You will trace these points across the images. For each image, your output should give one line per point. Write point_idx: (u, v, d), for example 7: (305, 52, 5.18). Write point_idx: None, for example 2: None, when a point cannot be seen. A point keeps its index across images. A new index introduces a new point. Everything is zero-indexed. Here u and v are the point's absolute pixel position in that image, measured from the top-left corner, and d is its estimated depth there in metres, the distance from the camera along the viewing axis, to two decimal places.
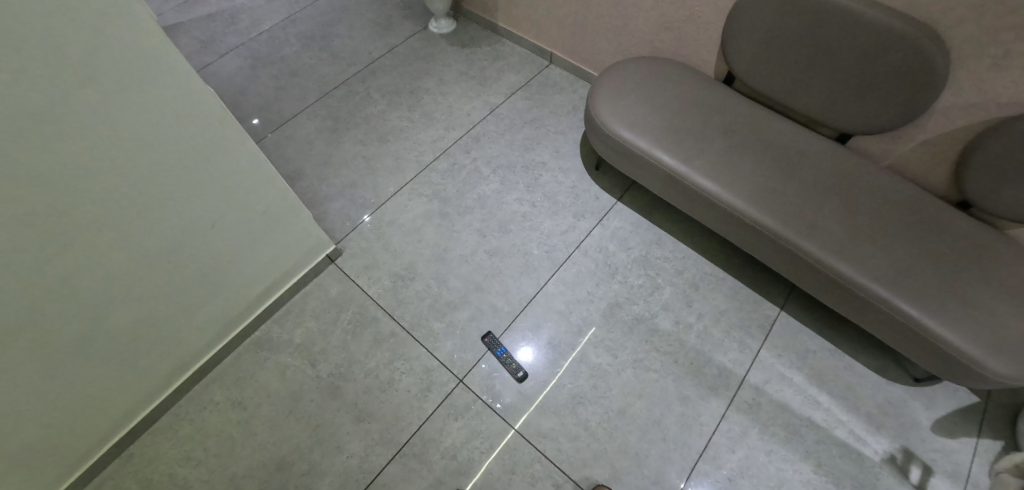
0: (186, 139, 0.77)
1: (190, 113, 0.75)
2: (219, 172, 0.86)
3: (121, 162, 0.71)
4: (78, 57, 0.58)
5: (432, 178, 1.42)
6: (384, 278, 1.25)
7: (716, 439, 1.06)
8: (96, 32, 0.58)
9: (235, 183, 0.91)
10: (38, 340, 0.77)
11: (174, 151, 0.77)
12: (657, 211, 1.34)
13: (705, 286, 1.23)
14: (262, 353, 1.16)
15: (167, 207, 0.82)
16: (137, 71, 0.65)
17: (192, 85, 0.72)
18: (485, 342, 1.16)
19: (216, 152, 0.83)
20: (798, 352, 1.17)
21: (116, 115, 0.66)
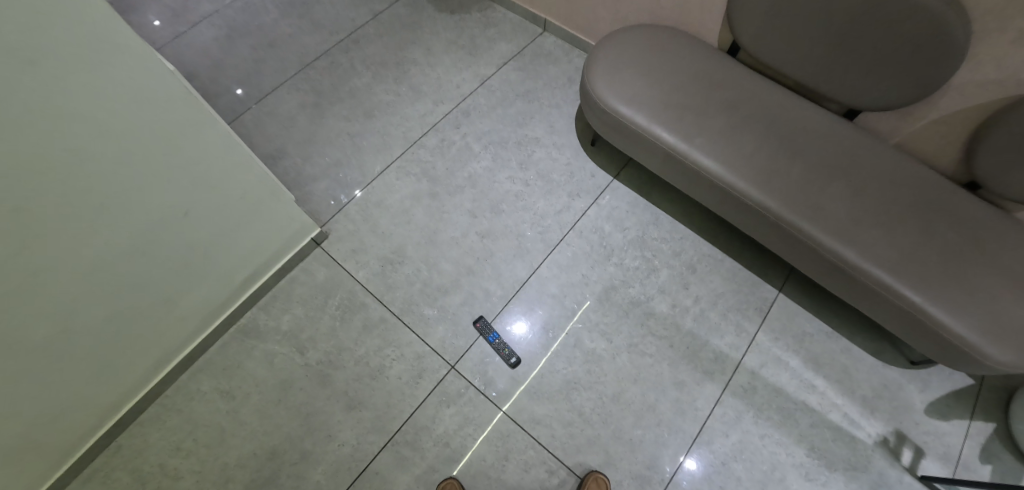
0: (148, 125, 0.71)
1: (150, 97, 0.69)
2: (188, 159, 0.81)
3: (78, 155, 0.65)
4: (15, 42, 0.52)
5: (420, 155, 1.36)
6: (372, 262, 1.21)
7: (711, 424, 1.05)
8: (31, 14, 0.51)
9: (206, 168, 0.85)
10: (10, 343, 0.74)
11: (136, 139, 0.71)
12: (654, 189, 1.29)
13: (702, 268, 1.20)
14: (249, 341, 1.14)
15: (135, 198, 0.77)
16: (85, 55, 0.58)
17: (149, 66, 0.66)
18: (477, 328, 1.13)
19: (183, 137, 0.77)
20: (795, 336, 1.15)
21: (67, 105, 0.60)
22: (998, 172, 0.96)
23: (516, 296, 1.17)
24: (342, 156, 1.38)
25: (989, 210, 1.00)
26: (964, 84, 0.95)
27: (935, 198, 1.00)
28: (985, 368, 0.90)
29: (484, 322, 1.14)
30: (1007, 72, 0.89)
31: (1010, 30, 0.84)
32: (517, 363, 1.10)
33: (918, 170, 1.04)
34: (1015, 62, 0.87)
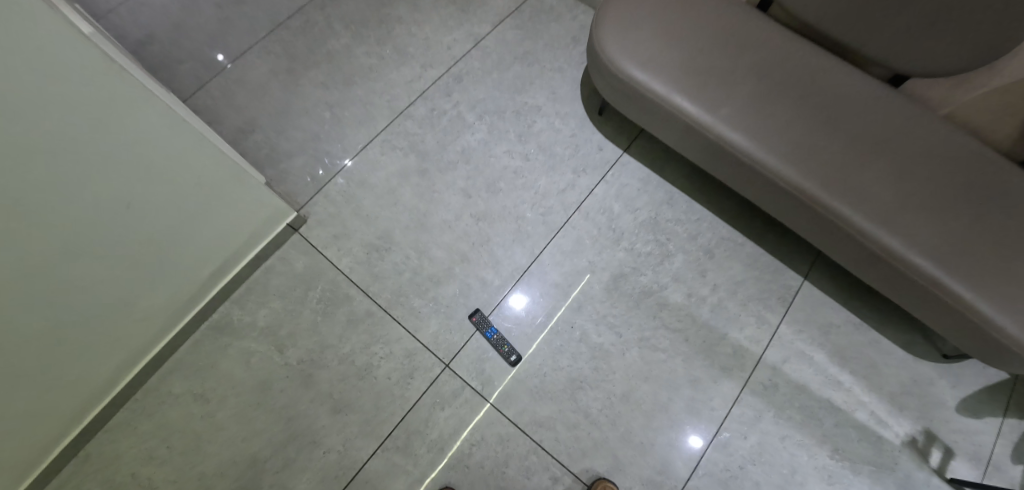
0: (61, 104, 0.58)
1: (58, 70, 0.55)
2: (123, 141, 0.68)
3: None
4: None
5: (407, 127, 1.21)
6: (356, 249, 1.09)
7: (728, 425, 0.97)
8: None
9: (147, 151, 0.72)
10: None
11: (48, 122, 0.58)
12: (669, 164, 1.16)
13: (721, 253, 1.09)
14: (223, 339, 1.04)
15: (60, 191, 0.65)
16: None
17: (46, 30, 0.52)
18: (473, 322, 1.03)
19: (112, 118, 0.64)
20: (820, 327, 1.06)
21: None
22: None
23: (515, 284, 1.06)
24: (322, 129, 1.23)
25: None
26: None
27: (993, 178, 0.88)
28: None
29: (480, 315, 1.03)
30: None
31: None
32: (517, 361, 1.00)
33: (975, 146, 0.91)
34: None
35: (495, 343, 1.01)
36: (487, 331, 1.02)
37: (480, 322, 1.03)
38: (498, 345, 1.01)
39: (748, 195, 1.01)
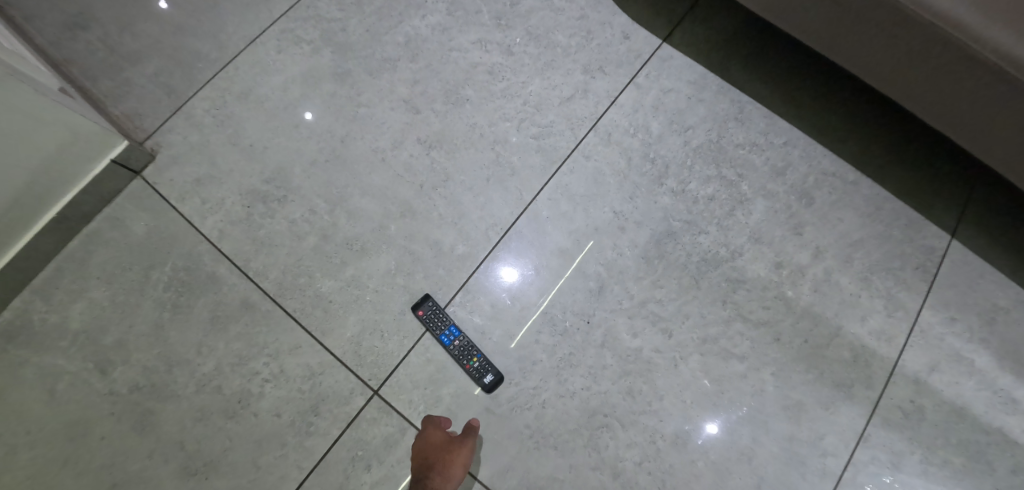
0: None
1: None
2: None
3: None
4: None
5: (319, 7, 0.75)
6: (229, 200, 0.66)
7: (849, 480, 0.58)
8: None
9: None
10: None
11: None
12: (736, 59, 0.71)
13: (824, 197, 0.67)
14: (11, 353, 0.63)
15: None
16: None
17: None
18: (419, 318, 0.60)
19: None
20: (981, 314, 0.65)
21: None
22: None
23: (490, 253, 0.62)
24: (181, 15, 0.78)
25: None
26: None
27: None
28: None
29: (431, 305, 0.60)
30: None
31: None
32: (494, 383, 0.58)
33: None
34: None
35: (455, 353, 0.58)
36: (443, 333, 0.59)
37: (431, 317, 0.59)
38: (461, 357, 0.58)
39: (889, 88, 0.56)
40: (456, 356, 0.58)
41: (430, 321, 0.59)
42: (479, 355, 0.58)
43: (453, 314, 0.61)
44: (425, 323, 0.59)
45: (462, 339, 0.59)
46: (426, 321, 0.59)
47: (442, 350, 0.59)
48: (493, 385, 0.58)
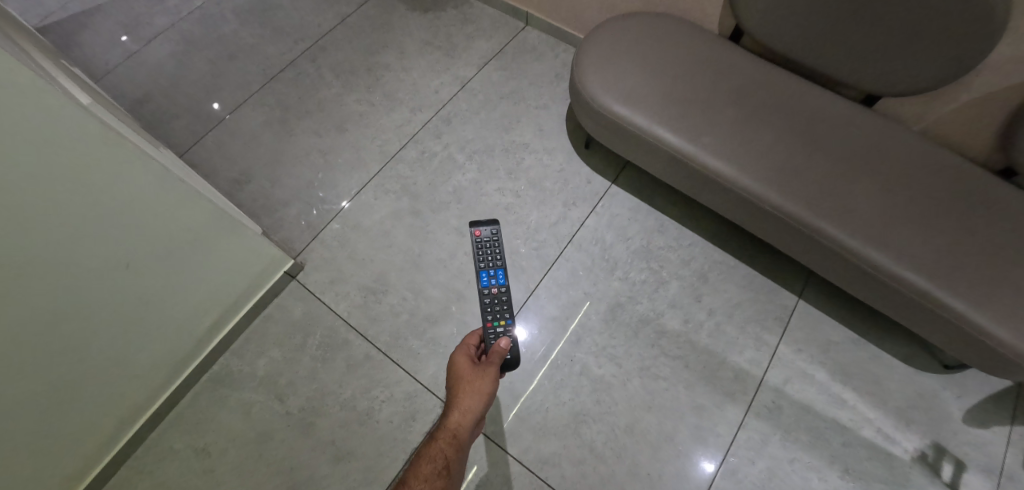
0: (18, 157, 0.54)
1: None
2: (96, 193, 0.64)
3: None
4: None
5: (400, 170, 1.24)
6: (353, 292, 1.10)
7: (735, 451, 0.96)
8: None
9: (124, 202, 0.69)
10: None
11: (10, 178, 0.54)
12: (657, 192, 1.18)
13: (715, 277, 1.10)
14: (223, 391, 1.02)
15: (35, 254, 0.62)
16: None
17: None
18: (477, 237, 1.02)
19: (79, 167, 0.61)
20: (819, 346, 1.05)
21: None
22: None
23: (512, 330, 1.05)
24: (277, 139, 1.31)
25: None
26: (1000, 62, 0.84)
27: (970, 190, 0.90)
28: None
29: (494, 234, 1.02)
30: None
31: None
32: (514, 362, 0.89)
33: (949, 161, 0.94)
34: None
35: (487, 304, 0.94)
36: (488, 266, 0.99)
37: (488, 245, 1.01)
38: (493, 315, 0.92)
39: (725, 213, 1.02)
40: (487, 307, 0.93)
41: (486, 250, 1.01)
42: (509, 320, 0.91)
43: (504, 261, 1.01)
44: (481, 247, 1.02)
45: (500, 289, 0.96)
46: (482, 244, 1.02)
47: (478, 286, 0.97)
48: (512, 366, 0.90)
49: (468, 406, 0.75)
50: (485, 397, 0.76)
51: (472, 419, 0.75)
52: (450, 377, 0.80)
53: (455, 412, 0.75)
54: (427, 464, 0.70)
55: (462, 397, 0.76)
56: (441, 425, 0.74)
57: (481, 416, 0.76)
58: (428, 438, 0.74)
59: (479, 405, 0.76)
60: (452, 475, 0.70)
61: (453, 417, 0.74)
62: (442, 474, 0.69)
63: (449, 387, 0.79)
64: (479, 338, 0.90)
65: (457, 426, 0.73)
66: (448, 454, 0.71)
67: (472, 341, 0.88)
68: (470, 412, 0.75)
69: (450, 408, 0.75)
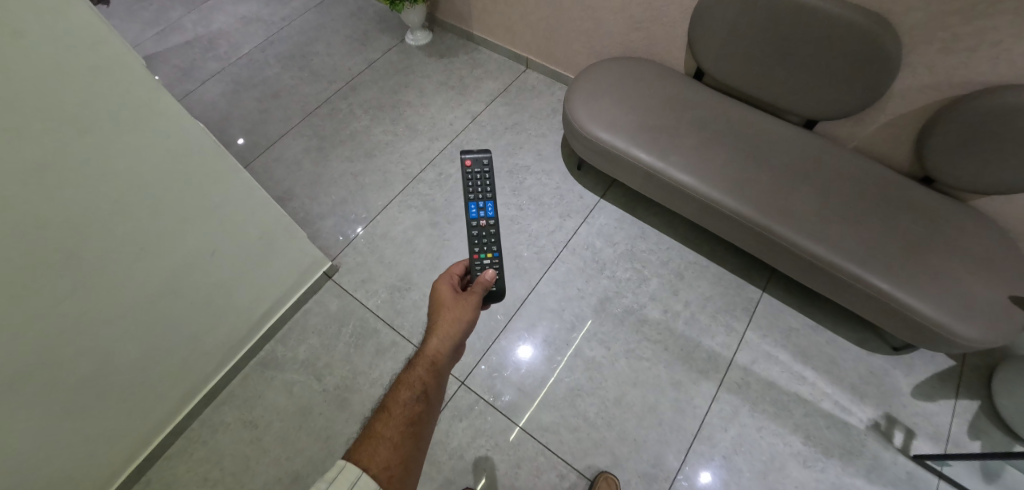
0: (166, 164, 0.75)
1: (156, 131, 0.71)
2: (203, 193, 0.84)
3: (107, 196, 0.70)
4: (41, 97, 0.57)
5: (420, 189, 1.46)
6: (381, 290, 1.30)
7: (710, 420, 1.12)
8: (60, 70, 0.57)
9: (219, 203, 0.88)
10: (72, 384, 0.82)
11: (157, 178, 0.75)
12: (639, 205, 1.39)
13: (690, 274, 1.29)
14: (269, 372, 1.19)
15: (156, 236, 0.81)
16: (96, 94, 0.61)
17: (150, 99, 0.67)
18: (468, 168, 1.08)
19: (196, 173, 0.80)
20: (781, 331, 1.21)
21: (92, 150, 0.65)
22: (944, 166, 1.05)
23: (517, 350, 1.20)
24: (315, 163, 1.53)
25: (941, 201, 1.08)
26: (904, 90, 1.04)
27: (895, 196, 1.08)
28: (957, 346, 0.96)
29: (485, 167, 1.07)
30: (941, 76, 0.98)
31: (935, 40, 0.94)
32: (500, 292, 0.97)
33: (878, 172, 1.12)
34: (946, 67, 0.96)
35: (475, 237, 1.00)
36: (478, 199, 1.05)
37: (478, 177, 1.06)
38: (480, 248, 0.99)
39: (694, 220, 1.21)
40: (474, 240, 1.00)
41: (476, 182, 1.06)
42: (496, 254, 0.98)
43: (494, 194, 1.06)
44: (473, 179, 1.07)
45: (488, 221, 1.02)
46: (473, 176, 1.07)
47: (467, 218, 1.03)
48: (498, 295, 0.97)
49: (447, 333, 0.83)
50: (464, 324, 0.85)
51: (451, 347, 0.83)
52: (433, 306, 0.88)
53: (435, 340, 0.82)
54: (407, 389, 0.77)
55: (442, 325, 0.83)
56: (422, 352, 0.81)
57: (459, 344, 0.84)
58: (409, 365, 0.81)
59: (458, 333, 0.84)
60: (430, 399, 0.76)
61: (433, 344, 0.82)
62: (421, 398, 0.76)
63: (431, 315, 0.86)
64: (464, 268, 0.97)
65: (436, 353, 0.81)
66: (427, 379, 0.78)
67: (456, 274, 0.96)
68: (449, 340, 0.82)
69: (430, 336, 0.83)
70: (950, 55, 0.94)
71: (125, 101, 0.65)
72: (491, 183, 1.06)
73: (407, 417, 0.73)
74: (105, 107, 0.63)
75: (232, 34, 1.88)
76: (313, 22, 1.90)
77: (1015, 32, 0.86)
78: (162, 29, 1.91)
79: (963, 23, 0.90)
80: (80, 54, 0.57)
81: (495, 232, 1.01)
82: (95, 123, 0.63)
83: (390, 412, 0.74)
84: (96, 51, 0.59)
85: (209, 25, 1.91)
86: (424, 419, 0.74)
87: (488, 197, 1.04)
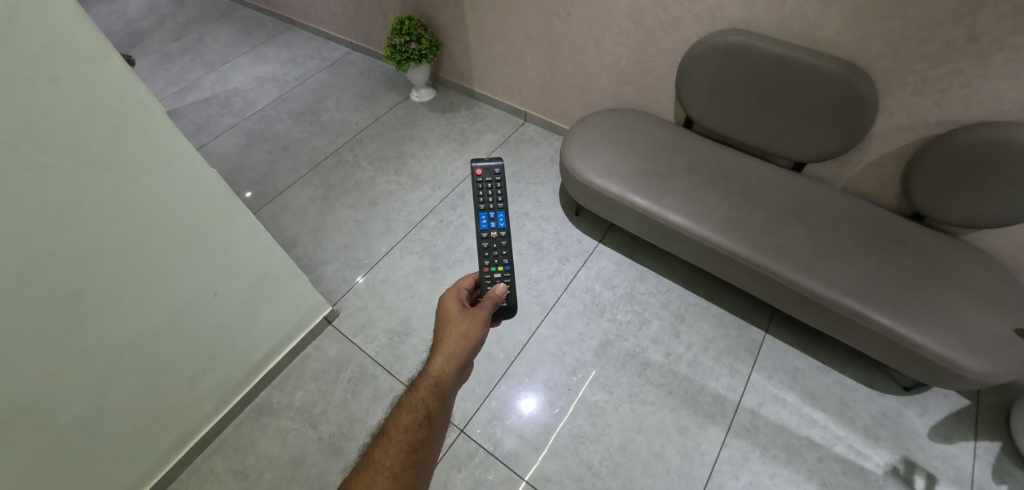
0: (179, 206, 0.78)
1: (172, 175, 0.74)
2: (211, 234, 0.86)
3: (119, 235, 0.72)
4: (67, 139, 0.61)
5: (422, 235, 1.49)
6: (381, 335, 1.29)
7: (719, 467, 1.07)
8: (87, 114, 0.61)
9: (227, 245, 0.90)
10: (62, 426, 0.81)
11: (169, 218, 0.77)
12: (637, 249, 1.41)
13: (690, 316, 1.28)
14: (263, 419, 1.16)
15: (162, 277, 0.82)
16: (119, 138, 0.65)
17: (170, 144, 0.71)
18: (479, 178, 1.09)
19: (206, 216, 0.83)
20: (787, 372, 1.19)
21: (109, 190, 0.68)
22: (932, 202, 1.08)
23: (517, 395, 1.18)
24: (319, 210, 1.58)
25: (934, 236, 1.10)
26: (884, 130, 1.09)
27: (889, 234, 1.10)
28: (967, 382, 0.94)
29: (496, 177, 1.08)
30: (917, 116, 1.03)
31: (907, 83, 1.00)
32: (510, 307, 0.97)
33: (869, 210, 1.15)
34: (921, 108, 1.02)
35: (486, 249, 1.02)
36: (489, 210, 1.07)
37: (490, 187, 1.08)
38: (490, 261, 1.00)
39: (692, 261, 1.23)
40: (485, 252, 1.01)
41: (488, 192, 1.08)
42: (506, 267, 0.99)
43: (506, 204, 1.08)
44: (483, 189, 1.09)
45: (499, 232, 1.04)
46: (484, 186, 1.09)
47: (478, 229, 1.05)
48: (509, 311, 0.97)
49: (453, 352, 0.82)
50: (471, 342, 0.83)
51: (455, 366, 0.82)
52: (440, 322, 0.87)
53: (439, 359, 0.81)
54: (409, 413, 0.76)
55: (448, 343, 0.82)
56: (426, 372, 0.80)
57: (464, 363, 0.82)
58: (412, 386, 0.80)
59: (464, 352, 0.82)
60: (432, 424, 0.76)
61: (437, 364, 0.81)
62: (423, 424, 0.75)
63: (437, 331, 0.86)
64: (474, 282, 0.99)
65: (440, 373, 0.80)
66: (430, 402, 0.78)
67: (464, 288, 0.95)
68: (454, 360, 0.81)
69: (435, 355, 0.82)
70: (923, 96, 1.00)
71: (146, 144, 0.69)
72: (503, 194, 1.08)
73: (408, 445, 0.73)
74: (127, 148, 0.67)
75: (248, 92, 1.99)
76: (324, 81, 2.02)
77: (981, 73, 0.92)
78: (182, 88, 2.03)
79: (930, 67, 0.96)
80: (109, 100, 0.62)
81: (505, 245, 1.02)
82: (115, 165, 0.67)
83: (391, 438, 0.74)
84: (124, 96, 0.63)
85: (227, 85, 2.03)
86: (427, 447, 0.74)
87: (499, 208, 1.06)
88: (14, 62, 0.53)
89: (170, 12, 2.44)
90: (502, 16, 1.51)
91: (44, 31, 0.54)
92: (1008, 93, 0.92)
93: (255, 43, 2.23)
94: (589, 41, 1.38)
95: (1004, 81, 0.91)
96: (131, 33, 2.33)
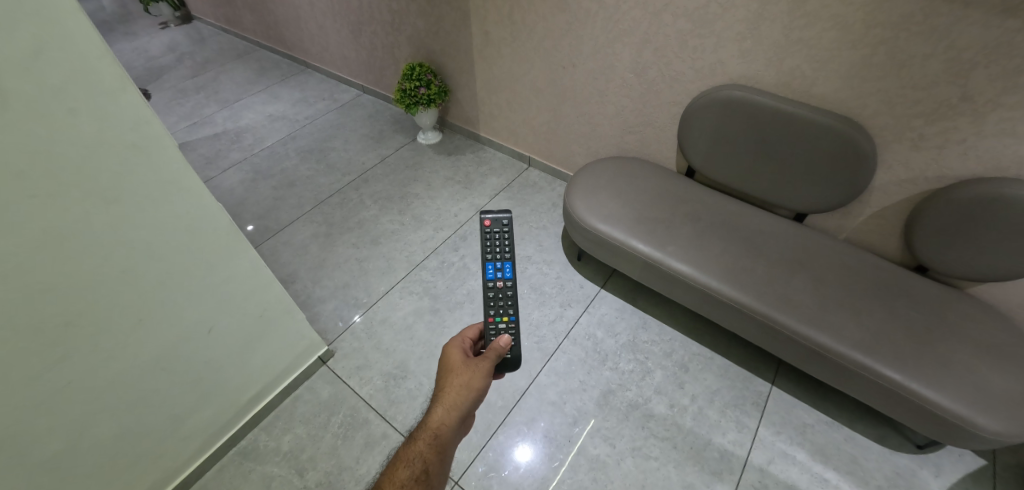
0: (183, 240, 0.77)
1: (178, 210, 0.74)
2: (211, 270, 0.84)
3: (118, 268, 0.71)
4: (76, 169, 0.61)
5: (423, 276, 1.48)
6: (376, 378, 1.25)
7: None
8: (100, 146, 0.62)
9: (225, 283, 0.88)
10: (35, 464, 0.76)
11: (171, 253, 0.77)
12: (640, 295, 1.40)
13: (694, 366, 1.25)
14: (247, 464, 1.11)
15: (156, 311, 0.80)
16: (128, 171, 0.66)
17: (181, 180, 0.72)
18: (488, 229, 1.12)
19: (207, 251, 0.82)
20: (796, 427, 1.14)
21: (114, 222, 0.68)
22: (934, 255, 1.09)
23: (515, 447, 1.12)
24: (320, 248, 1.57)
25: (939, 289, 1.09)
26: (884, 184, 1.11)
27: (893, 286, 1.09)
28: (984, 441, 0.91)
29: (504, 229, 1.11)
30: (915, 171, 1.05)
31: (905, 139, 1.03)
32: (515, 360, 0.97)
33: (872, 262, 1.14)
34: (918, 163, 1.04)
35: (492, 299, 1.02)
36: (496, 260, 1.08)
37: (498, 237, 1.10)
38: (495, 311, 1.00)
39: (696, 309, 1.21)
40: (491, 301, 1.01)
41: (495, 242, 1.09)
42: (512, 318, 0.99)
43: (513, 255, 1.09)
44: (491, 239, 1.11)
45: (505, 283, 1.05)
46: (493, 237, 1.11)
47: (485, 278, 1.06)
48: (513, 364, 0.97)
49: (454, 403, 0.79)
50: (473, 393, 0.81)
51: (456, 418, 0.78)
52: (441, 371, 0.84)
53: (439, 410, 0.78)
54: (406, 467, 0.73)
55: (448, 394, 0.79)
56: (425, 423, 0.77)
57: (465, 414, 0.79)
58: (410, 437, 0.77)
59: (465, 403, 0.79)
60: (430, 480, 0.72)
61: (437, 415, 0.78)
62: (420, 479, 0.71)
63: (437, 381, 0.83)
64: (479, 333, 0.96)
65: (440, 425, 0.77)
66: (429, 456, 0.74)
67: (468, 338, 0.93)
68: (455, 410, 0.78)
69: (435, 405, 0.79)
70: (921, 151, 1.02)
71: (155, 179, 0.69)
72: (510, 245, 1.09)
73: None
74: (135, 182, 0.67)
75: (258, 130, 2.04)
76: (333, 122, 2.07)
77: (976, 130, 0.95)
78: (193, 123, 2.08)
79: (926, 125, 0.99)
80: (123, 133, 0.63)
81: (512, 296, 1.03)
82: (121, 197, 0.67)
83: None
84: (138, 131, 0.64)
85: (238, 122, 2.08)
86: None
87: (506, 258, 1.07)
88: (34, 94, 0.54)
89: (190, 51, 2.55)
90: (510, 66, 1.57)
91: (67, 65, 0.55)
92: (1004, 150, 0.94)
93: (269, 83, 2.31)
94: (594, 91, 1.43)
95: (1000, 138, 0.93)
96: (150, 69, 2.41)
